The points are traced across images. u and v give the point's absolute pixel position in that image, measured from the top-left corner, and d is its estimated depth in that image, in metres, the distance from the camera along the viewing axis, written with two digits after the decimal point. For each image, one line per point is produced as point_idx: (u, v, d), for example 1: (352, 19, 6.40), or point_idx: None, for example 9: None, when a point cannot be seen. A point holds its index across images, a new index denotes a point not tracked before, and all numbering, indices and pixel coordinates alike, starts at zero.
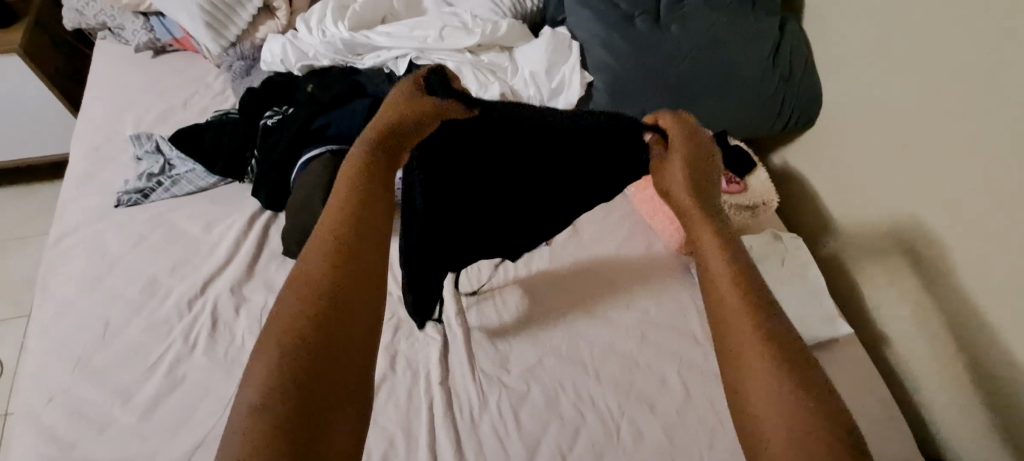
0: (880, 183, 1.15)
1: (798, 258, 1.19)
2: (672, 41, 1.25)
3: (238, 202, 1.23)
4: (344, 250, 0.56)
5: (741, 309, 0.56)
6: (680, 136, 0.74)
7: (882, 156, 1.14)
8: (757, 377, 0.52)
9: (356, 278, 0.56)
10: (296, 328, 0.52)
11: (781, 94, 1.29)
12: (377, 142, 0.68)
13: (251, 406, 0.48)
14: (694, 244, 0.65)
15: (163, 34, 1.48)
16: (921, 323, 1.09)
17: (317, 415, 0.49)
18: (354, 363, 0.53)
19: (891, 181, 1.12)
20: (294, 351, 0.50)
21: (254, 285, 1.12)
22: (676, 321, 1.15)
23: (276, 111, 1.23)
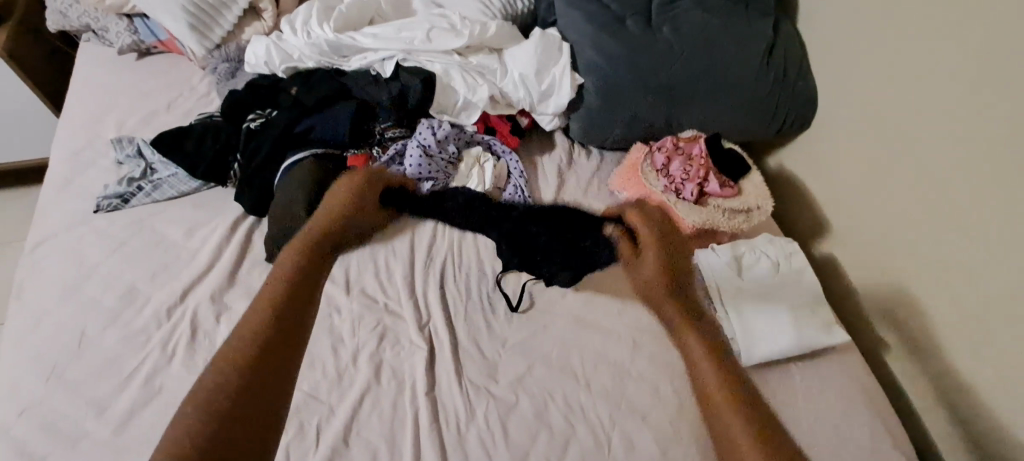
0: (879, 202, 1.22)
1: (792, 263, 1.16)
2: (663, 43, 1.23)
3: (220, 207, 1.21)
4: (283, 294, 0.74)
5: (712, 372, 0.85)
6: (646, 228, 1.06)
7: (881, 174, 1.21)
8: (724, 408, 0.78)
9: (286, 327, 0.69)
10: (231, 358, 0.63)
11: (775, 96, 1.28)
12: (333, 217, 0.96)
13: (187, 422, 0.57)
14: (682, 338, 0.95)
15: (147, 36, 1.45)
16: (916, 323, 1.16)
17: (242, 420, 0.58)
18: (278, 381, 0.64)
19: (892, 198, 1.19)
20: (227, 370, 0.62)
21: (236, 293, 1.09)
22: None
23: (259, 114, 1.20)
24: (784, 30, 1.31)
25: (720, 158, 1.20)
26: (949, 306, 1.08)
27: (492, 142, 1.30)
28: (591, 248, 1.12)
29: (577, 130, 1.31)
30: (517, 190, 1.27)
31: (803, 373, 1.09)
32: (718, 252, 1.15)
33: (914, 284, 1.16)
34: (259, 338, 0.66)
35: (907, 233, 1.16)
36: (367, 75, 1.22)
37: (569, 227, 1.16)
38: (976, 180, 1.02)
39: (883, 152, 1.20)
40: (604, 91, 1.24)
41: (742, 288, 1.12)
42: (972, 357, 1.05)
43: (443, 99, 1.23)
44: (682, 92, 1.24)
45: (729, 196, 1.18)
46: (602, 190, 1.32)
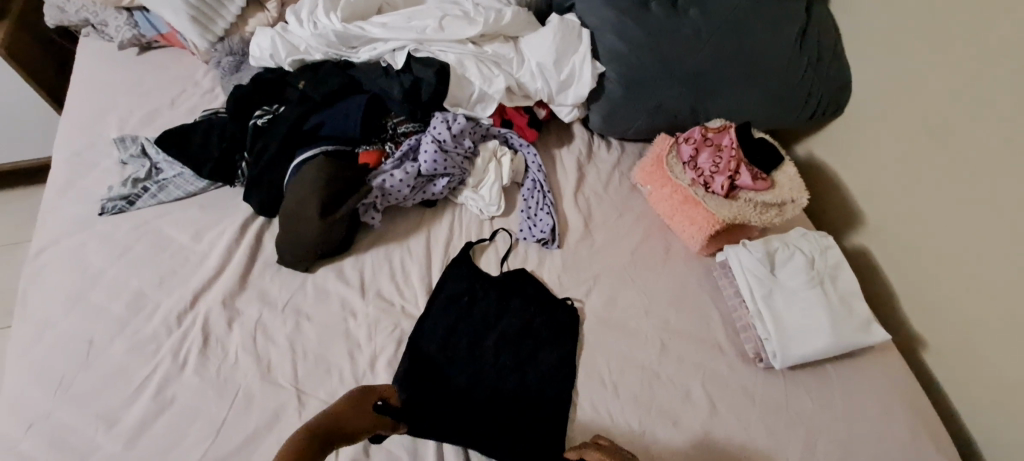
0: (899, 195, 1.21)
1: (828, 259, 1.11)
2: (690, 28, 1.16)
3: (228, 207, 1.16)
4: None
5: None
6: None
7: (904, 167, 1.19)
8: None
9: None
10: None
11: (807, 83, 1.21)
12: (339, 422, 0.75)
13: None
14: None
15: (147, 30, 1.39)
16: (942, 319, 1.14)
17: None
18: None
19: (911, 188, 1.18)
20: None
21: (247, 298, 1.05)
22: (697, 328, 1.08)
23: (266, 110, 1.14)
24: (818, 13, 1.23)
25: (752, 149, 1.13)
26: (970, 303, 1.08)
27: (508, 136, 1.25)
28: (559, 320, 1.07)
29: (597, 121, 1.25)
30: (536, 185, 1.23)
31: (840, 375, 1.04)
32: (750, 248, 1.10)
33: (931, 278, 1.16)
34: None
35: (929, 225, 1.15)
36: (377, 67, 1.17)
37: (543, 317, 1.07)
38: (1007, 175, 1.01)
39: (912, 145, 1.17)
40: (627, 79, 1.18)
41: (776, 285, 1.07)
42: (996, 355, 1.05)
43: (457, 91, 1.17)
44: (707, 80, 1.18)
45: (762, 189, 1.11)
46: (623, 184, 1.27)
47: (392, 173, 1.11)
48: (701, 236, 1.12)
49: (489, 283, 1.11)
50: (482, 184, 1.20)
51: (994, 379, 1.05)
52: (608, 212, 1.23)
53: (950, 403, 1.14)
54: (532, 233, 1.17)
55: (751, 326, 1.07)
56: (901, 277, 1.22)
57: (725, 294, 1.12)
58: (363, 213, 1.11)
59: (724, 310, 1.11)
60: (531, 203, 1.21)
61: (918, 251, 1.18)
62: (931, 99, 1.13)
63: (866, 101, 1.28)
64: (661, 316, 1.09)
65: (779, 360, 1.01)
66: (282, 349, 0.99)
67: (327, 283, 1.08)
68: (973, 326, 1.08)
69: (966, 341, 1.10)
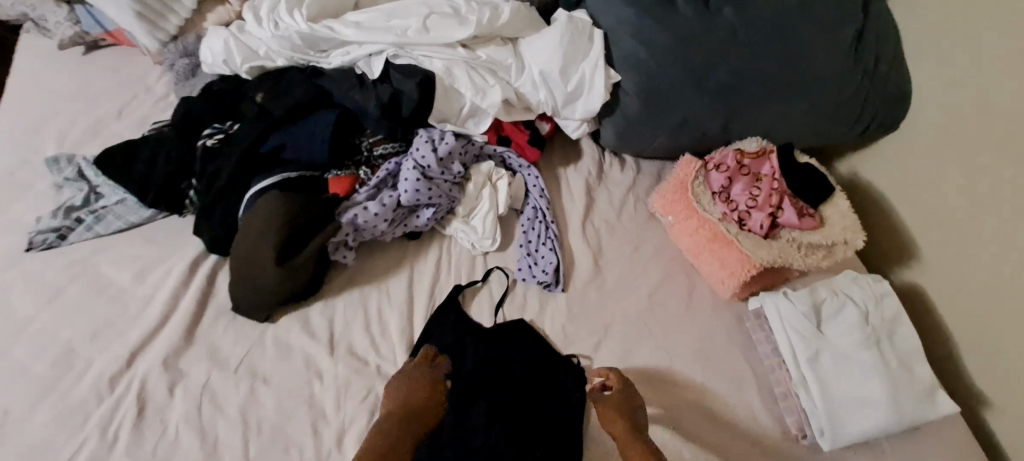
0: (969, 225, 1.01)
1: (885, 311, 0.93)
2: (724, 30, 0.97)
3: (177, 242, 0.99)
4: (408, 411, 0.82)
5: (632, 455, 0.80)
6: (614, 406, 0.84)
7: (977, 191, 0.99)
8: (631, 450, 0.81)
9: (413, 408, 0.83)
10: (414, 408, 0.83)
11: (863, 95, 1.02)
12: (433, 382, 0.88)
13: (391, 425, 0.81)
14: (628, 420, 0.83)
15: (90, 26, 1.21)
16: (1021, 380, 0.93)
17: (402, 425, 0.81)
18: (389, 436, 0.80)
19: (986, 218, 0.98)
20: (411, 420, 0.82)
21: (195, 355, 0.89)
22: (727, 393, 0.91)
23: (217, 127, 0.96)
24: (876, 10, 1.03)
25: (796, 178, 0.96)
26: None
27: (506, 155, 1.06)
28: (562, 384, 0.91)
29: (610, 138, 1.06)
30: (538, 214, 1.05)
31: (898, 454, 0.87)
32: (793, 298, 0.93)
33: (1002, 332, 0.96)
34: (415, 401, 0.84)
35: (1009, 264, 0.95)
36: (350, 76, 0.97)
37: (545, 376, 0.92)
38: None
39: (990, 169, 0.97)
40: (648, 91, 0.99)
41: (824, 344, 0.90)
42: None
43: (445, 105, 0.98)
44: (743, 93, 0.99)
45: (808, 228, 0.93)
46: (639, 212, 1.08)
47: (366, 205, 0.93)
48: (735, 283, 0.93)
49: (481, 335, 0.94)
50: (474, 213, 1.02)
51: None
52: (621, 247, 1.04)
53: None
54: (533, 273, 0.99)
55: (790, 391, 0.90)
56: (966, 326, 1.01)
57: (760, 350, 0.95)
58: (333, 251, 0.94)
59: (758, 370, 0.94)
60: (531, 236, 1.03)
61: (988, 298, 0.98)
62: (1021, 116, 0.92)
63: (928, 115, 1.07)
64: (684, 378, 0.92)
65: (827, 439, 0.85)
66: (233, 421, 0.84)
67: (289, 336, 0.92)
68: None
69: None
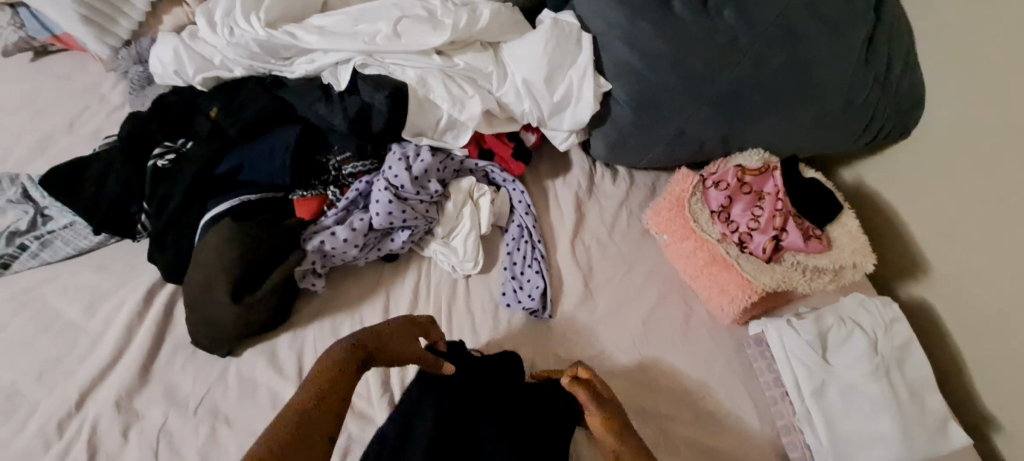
0: (984, 241, 0.93)
1: (894, 336, 0.87)
2: (723, 33, 0.89)
3: (133, 269, 0.92)
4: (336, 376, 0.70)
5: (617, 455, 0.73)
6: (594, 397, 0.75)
7: (994, 204, 0.91)
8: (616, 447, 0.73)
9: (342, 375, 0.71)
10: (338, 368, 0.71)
11: (873, 101, 0.94)
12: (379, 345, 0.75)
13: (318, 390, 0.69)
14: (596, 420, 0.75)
15: (36, 31, 1.11)
16: None
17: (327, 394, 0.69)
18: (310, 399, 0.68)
19: (1004, 232, 0.90)
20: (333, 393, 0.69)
21: (150, 395, 0.83)
22: (728, 426, 0.84)
23: (168, 146, 0.87)
24: (888, 8, 0.95)
25: (802, 197, 0.89)
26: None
27: (489, 169, 0.99)
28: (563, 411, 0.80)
29: (601, 150, 0.98)
30: (523, 233, 0.97)
31: None
32: (796, 327, 0.86)
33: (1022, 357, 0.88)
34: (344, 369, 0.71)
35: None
36: (315, 86, 0.89)
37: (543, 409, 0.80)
38: None
39: (1007, 180, 0.89)
40: (640, 100, 0.91)
41: (830, 376, 0.84)
42: None
43: (419, 118, 0.90)
44: (742, 101, 0.92)
45: (815, 251, 0.86)
46: (633, 227, 1.01)
47: (334, 230, 0.86)
48: (734, 310, 0.87)
49: (462, 363, 0.83)
50: (455, 233, 0.95)
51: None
52: (613, 267, 0.96)
53: None
54: (519, 298, 0.91)
55: (793, 427, 0.83)
56: (980, 348, 0.94)
57: (761, 380, 0.88)
58: (301, 279, 0.87)
59: (760, 402, 0.87)
60: (517, 257, 0.96)
61: (1005, 319, 0.90)
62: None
63: (943, 120, 0.99)
64: (681, 416, 0.84)
65: None
66: None
67: (253, 372, 0.85)
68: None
69: None
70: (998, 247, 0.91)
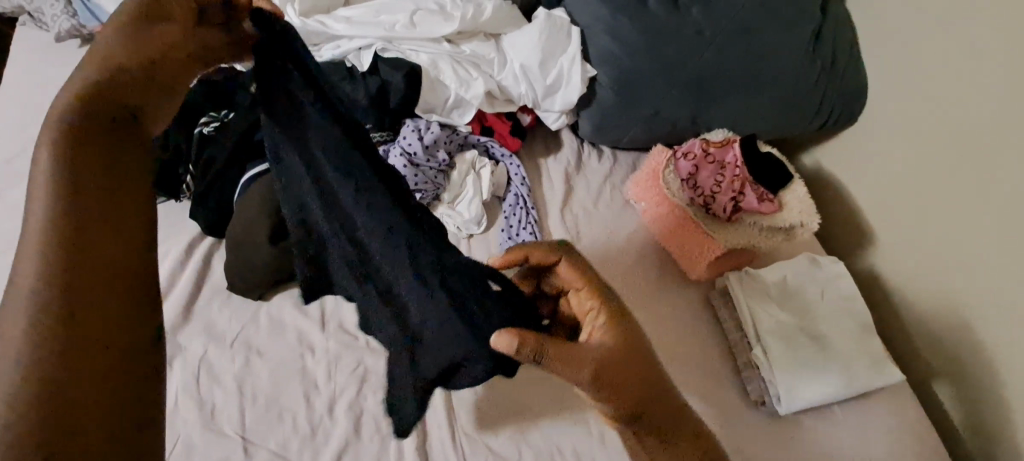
0: (909, 208, 1.07)
1: (837, 287, 1.02)
2: (691, 27, 1.04)
3: (175, 226, 1.04)
4: (79, 230, 0.50)
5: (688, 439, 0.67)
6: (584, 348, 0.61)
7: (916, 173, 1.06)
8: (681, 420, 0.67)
9: (94, 244, 0.50)
10: (65, 242, 0.49)
11: (822, 89, 1.10)
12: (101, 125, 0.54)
13: (41, 274, 0.47)
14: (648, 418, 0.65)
15: (87, 19, 1.24)
16: (955, 345, 1.00)
17: (94, 273, 0.49)
18: (100, 282, 0.49)
19: (923, 198, 1.04)
20: (58, 271, 0.48)
21: (191, 331, 0.94)
22: (696, 364, 0.96)
23: (213, 116, 1.01)
24: (831, 10, 1.12)
25: (757, 166, 1.04)
26: (998, 344, 0.93)
27: (489, 144, 1.12)
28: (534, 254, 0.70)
29: (587, 129, 1.12)
30: (520, 201, 1.10)
31: (850, 416, 0.94)
32: (755, 278, 1.01)
33: (950, 309, 1.00)
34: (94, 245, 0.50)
35: (942, 240, 1.02)
36: (342, 68, 1.02)
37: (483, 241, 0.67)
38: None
39: (923, 154, 1.04)
40: (621, 83, 1.06)
41: (783, 319, 0.98)
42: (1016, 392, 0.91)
43: (431, 97, 1.05)
44: (709, 85, 1.07)
45: (769, 212, 1.00)
46: (616, 198, 1.14)
47: None
48: (703, 262, 1.01)
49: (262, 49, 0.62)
50: (459, 198, 1.08)
51: (1022, 429, 0.90)
52: (598, 231, 1.10)
53: (956, 444, 1.02)
54: None
55: (752, 363, 0.96)
56: (910, 300, 1.08)
57: (725, 327, 1.01)
58: None
59: (722, 343, 1.00)
60: (513, 221, 1.08)
61: (937, 280, 1.03)
62: (969, 109, 0.96)
63: (875, 106, 1.14)
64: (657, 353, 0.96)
65: (783, 404, 0.91)
66: (229, 391, 0.89)
67: (283, 314, 0.97)
68: (994, 367, 0.94)
69: (986, 376, 0.95)
70: (920, 211, 1.05)
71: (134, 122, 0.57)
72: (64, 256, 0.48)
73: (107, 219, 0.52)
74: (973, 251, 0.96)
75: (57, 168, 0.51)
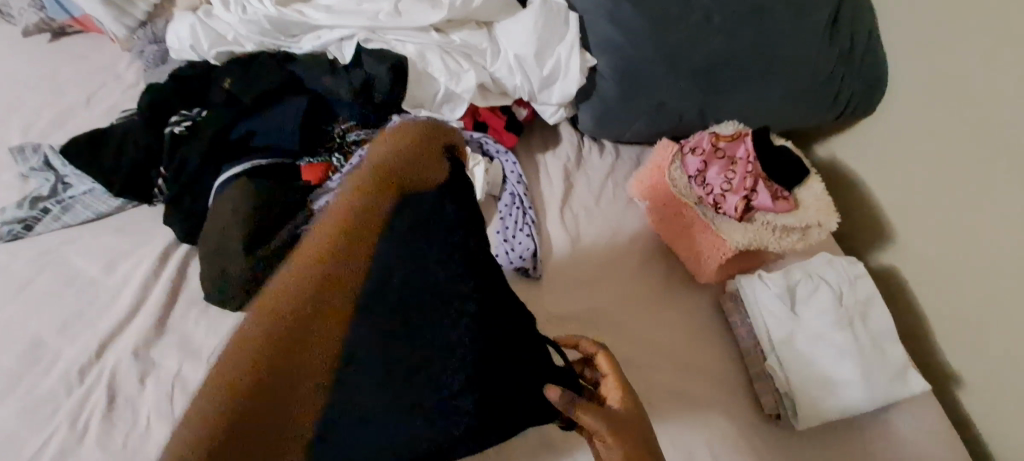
0: (935, 204, 1.01)
1: (859, 291, 0.94)
2: (700, 12, 0.97)
3: (150, 232, 0.98)
4: (279, 346, 0.45)
5: None
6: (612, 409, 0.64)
7: (944, 168, 0.99)
8: None
9: (277, 367, 0.44)
10: (250, 352, 0.44)
11: (838, 77, 1.03)
12: (347, 211, 0.53)
13: (216, 380, 0.42)
14: None
15: (56, 13, 1.19)
16: (984, 352, 0.94)
17: (275, 389, 0.44)
18: (281, 407, 0.44)
19: (952, 193, 0.98)
20: (236, 372, 0.42)
21: (167, 345, 0.88)
22: (705, 375, 0.90)
23: (183, 114, 0.94)
24: None
25: (772, 161, 0.97)
26: None
27: (483, 140, 1.05)
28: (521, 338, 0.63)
29: (588, 123, 1.05)
30: (516, 200, 1.03)
31: (868, 428, 0.88)
32: (768, 282, 0.93)
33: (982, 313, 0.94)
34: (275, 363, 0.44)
35: (974, 239, 0.95)
36: (322, 61, 0.97)
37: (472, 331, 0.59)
38: None
39: (952, 146, 0.97)
40: (625, 74, 0.99)
41: (799, 327, 0.91)
42: None
43: (419, 91, 0.98)
44: (718, 75, 0.99)
45: (784, 211, 0.94)
46: (618, 196, 1.07)
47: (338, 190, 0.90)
48: (713, 266, 0.94)
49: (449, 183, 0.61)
50: None
51: None
52: (599, 231, 1.03)
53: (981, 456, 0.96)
54: (510, 259, 0.95)
55: (765, 372, 0.89)
56: (935, 303, 1.01)
57: (737, 333, 0.94)
58: None
59: (733, 351, 0.94)
60: (509, 222, 1.00)
61: (967, 282, 0.96)
62: (1007, 99, 0.89)
63: (897, 95, 1.07)
64: (665, 364, 0.89)
65: (800, 419, 0.85)
66: None
67: None
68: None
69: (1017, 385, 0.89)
70: (948, 208, 0.98)
71: (361, 222, 0.53)
72: (256, 365, 0.43)
73: (280, 355, 0.45)
74: (1009, 251, 0.90)
75: (308, 266, 0.49)
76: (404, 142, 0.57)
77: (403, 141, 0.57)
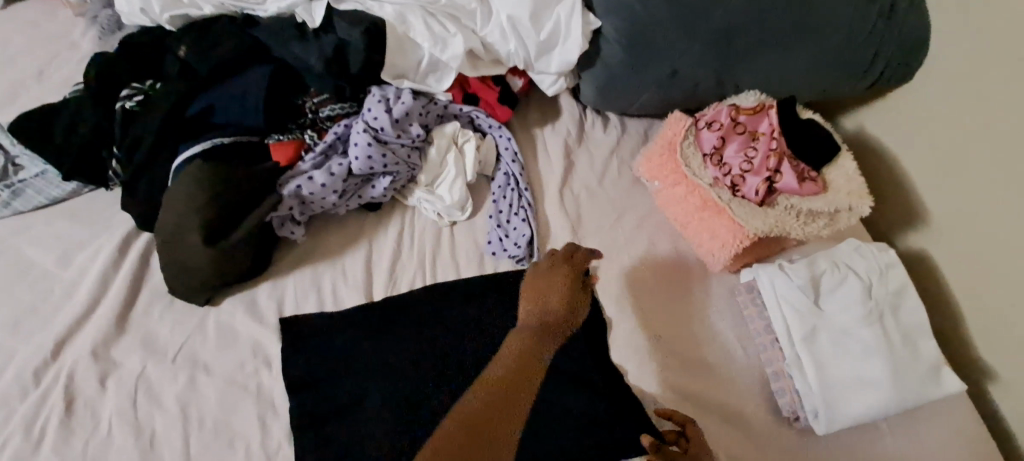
0: (977, 183, 0.89)
1: (890, 281, 0.85)
2: None
3: (108, 218, 0.90)
4: (495, 401, 0.55)
5: None
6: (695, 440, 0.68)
7: (992, 142, 0.87)
8: None
9: (502, 418, 0.54)
10: (493, 389, 0.56)
11: (875, 39, 0.91)
12: (540, 310, 0.68)
13: (474, 401, 0.55)
14: None
15: None
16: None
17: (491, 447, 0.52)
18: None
19: (999, 171, 0.86)
20: (473, 406, 0.54)
21: (129, 343, 0.81)
22: (716, 373, 0.82)
23: (136, 87, 0.85)
24: None
25: (799, 137, 0.86)
26: None
27: (474, 115, 0.95)
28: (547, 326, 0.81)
29: (590, 94, 0.95)
30: (510, 181, 0.94)
31: (896, 432, 0.80)
32: (788, 271, 0.84)
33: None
34: (506, 405, 0.55)
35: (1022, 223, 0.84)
36: (289, 24, 0.85)
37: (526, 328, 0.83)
38: None
39: (1003, 118, 0.85)
40: (632, 37, 0.87)
41: (821, 321, 0.81)
42: None
43: (399, 58, 0.87)
44: (740, 37, 0.87)
45: (811, 194, 0.83)
46: (624, 175, 0.97)
47: (311, 175, 0.84)
48: (726, 255, 0.84)
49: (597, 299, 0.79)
50: (439, 181, 0.92)
51: None
52: (602, 215, 0.93)
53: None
54: (505, 247, 0.89)
55: (782, 373, 0.81)
56: (972, 294, 0.91)
57: (751, 327, 0.85)
58: (278, 226, 0.86)
59: (749, 348, 0.84)
60: (503, 205, 0.93)
61: (1009, 270, 0.86)
62: None
63: (941, 58, 0.94)
64: (670, 362, 0.82)
65: (822, 423, 0.77)
66: (171, 415, 0.76)
67: (233, 321, 0.83)
68: None
69: None
70: (994, 188, 0.87)
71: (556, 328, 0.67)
72: (490, 399, 0.55)
73: (501, 415, 0.54)
74: None
75: (530, 338, 0.64)
76: (571, 251, 0.75)
77: (559, 277, 0.71)
